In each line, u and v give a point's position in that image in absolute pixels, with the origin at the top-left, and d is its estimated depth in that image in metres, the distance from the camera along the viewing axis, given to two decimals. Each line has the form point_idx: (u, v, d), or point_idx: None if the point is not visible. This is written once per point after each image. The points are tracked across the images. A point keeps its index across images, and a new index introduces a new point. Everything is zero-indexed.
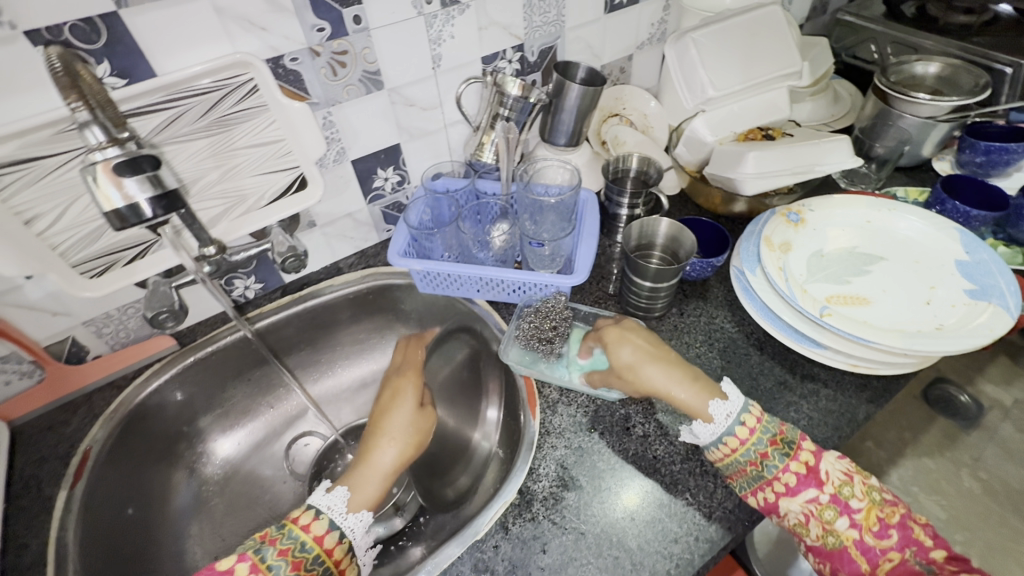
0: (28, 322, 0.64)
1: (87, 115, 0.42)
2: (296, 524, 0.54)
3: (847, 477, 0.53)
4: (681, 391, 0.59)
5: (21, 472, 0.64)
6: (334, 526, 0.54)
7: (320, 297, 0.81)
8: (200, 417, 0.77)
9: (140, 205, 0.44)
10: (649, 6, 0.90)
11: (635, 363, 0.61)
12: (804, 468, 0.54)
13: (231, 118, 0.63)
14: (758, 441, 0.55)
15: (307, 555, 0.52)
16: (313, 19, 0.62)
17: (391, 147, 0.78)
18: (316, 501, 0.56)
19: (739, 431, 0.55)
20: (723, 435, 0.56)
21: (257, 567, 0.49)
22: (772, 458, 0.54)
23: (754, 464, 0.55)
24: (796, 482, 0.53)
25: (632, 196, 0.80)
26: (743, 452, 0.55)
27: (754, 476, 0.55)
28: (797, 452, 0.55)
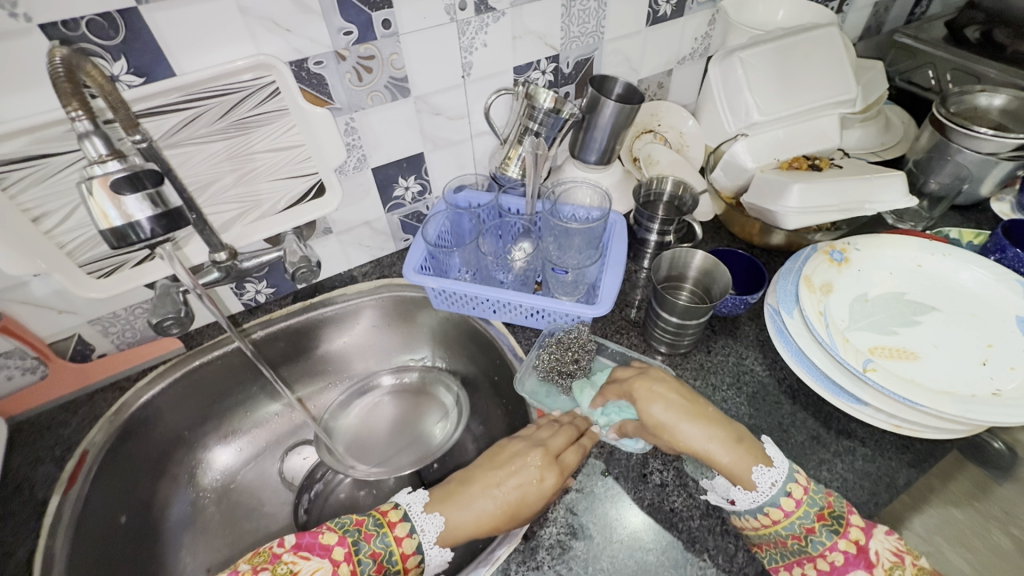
0: (34, 318, 0.63)
1: (88, 124, 0.40)
2: (384, 517, 0.54)
3: (898, 558, 0.48)
4: (720, 458, 0.54)
5: (17, 470, 0.63)
6: (413, 532, 0.54)
7: (332, 306, 0.79)
8: (202, 421, 0.75)
9: (140, 222, 0.41)
10: (694, 19, 0.85)
11: (671, 423, 0.57)
12: (854, 547, 0.49)
13: (251, 121, 0.61)
14: (804, 515, 0.51)
15: (389, 564, 0.52)
16: (341, 22, 0.59)
17: (413, 155, 0.75)
18: (401, 500, 0.56)
19: (783, 502, 0.51)
20: (764, 504, 0.51)
21: (351, 558, 0.50)
22: (819, 534, 0.50)
23: (798, 537, 0.50)
24: (843, 562, 0.49)
25: (663, 222, 0.75)
26: (786, 525, 0.51)
27: (794, 550, 0.51)
28: (846, 529, 0.50)
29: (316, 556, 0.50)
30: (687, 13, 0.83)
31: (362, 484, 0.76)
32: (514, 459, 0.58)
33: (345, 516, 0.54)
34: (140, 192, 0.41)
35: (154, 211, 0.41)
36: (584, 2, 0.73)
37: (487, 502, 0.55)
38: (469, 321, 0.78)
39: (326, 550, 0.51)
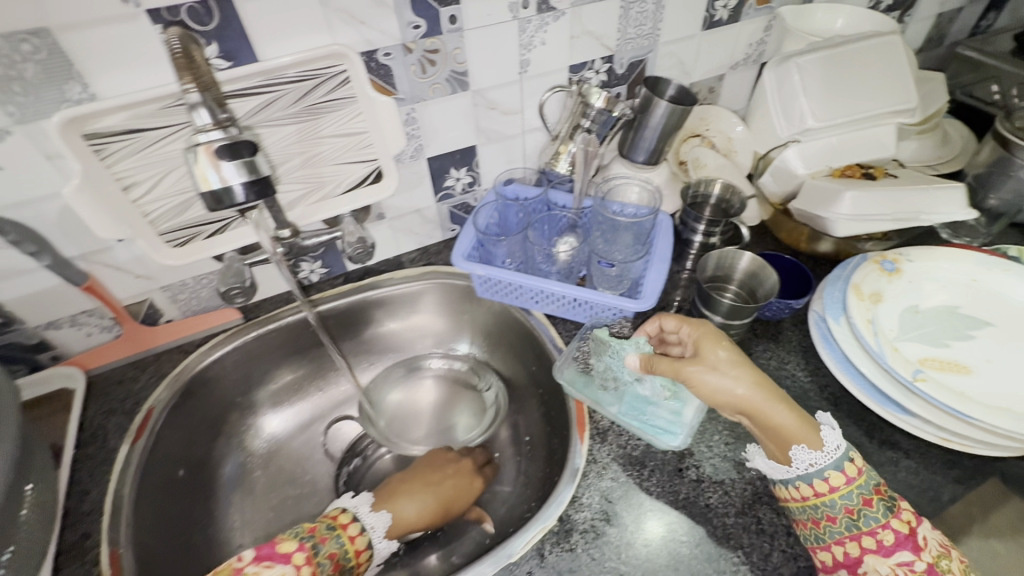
0: (115, 282, 0.68)
1: (197, 97, 0.44)
2: (335, 522, 0.58)
3: (944, 549, 0.48)
4: (782, 413, 0.53)
5: (91, 420, 0.68)
6: (365, 531, 0.59)
7: (380, 289, 0.82)
8: (254, 390, 0.79)
9: (235, 188, 0.46)
10: (750, 25, 0.85)
11: (733, 368, 0.55)
12: (904, 528, 0.48)
13: (322, 107, 0.65)
14: (862, 486, 0.50)
15: (345, 561, 0.56)
16: (411, 16, 0.62)
17: (467, 148, 0.78)
18: (349, 504, 0.61)
19: (846, 468, 0.50)
20: (825, 468, 0.50)
21: (311, 560, 0.53)
22: (875, 510, 0.49)
23: (852, 510, 0.49)
24: (893, 542, 0.47)
25: (709, 223, 0.76)
26: (844, 493, 0.49)
27: (844, 524, 0.49)
28: (899, 509, 0.49)
29: (278, 563, 0.51)
30: (743, 18, 0.84)
31: (400, 461, 0.79)
32: (442, 466, 0.70)
33: (298, 526, 0.56)
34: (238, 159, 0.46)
35: (248, 177, 0.46)
36: (641, 5, 0.74)
37: (426, 499, 0.65)
38: (511, 311, 0.80)
39: (285, 556, 0.52)
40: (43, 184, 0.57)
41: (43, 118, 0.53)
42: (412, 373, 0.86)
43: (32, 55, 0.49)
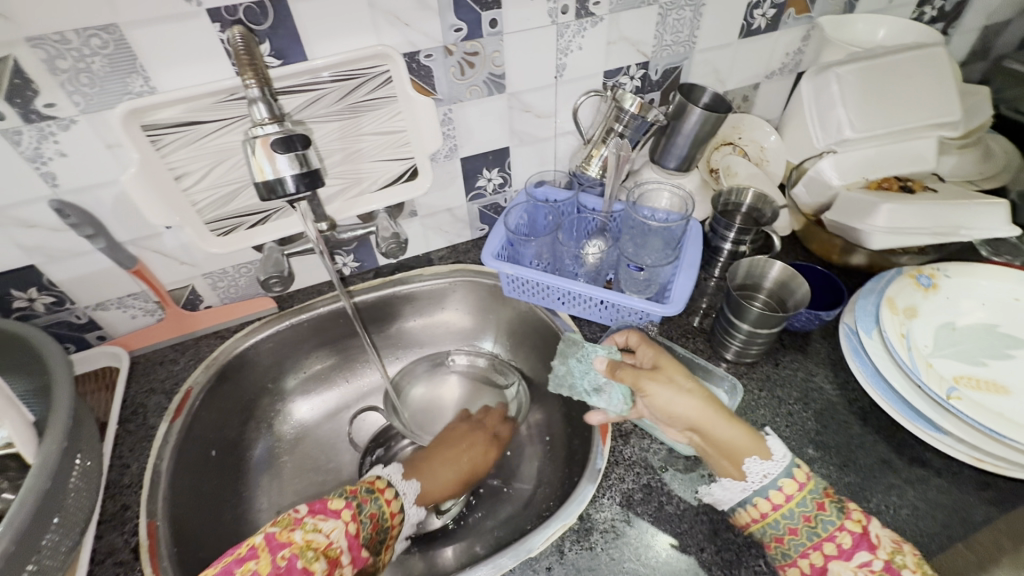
0: (161, 267, 0.72)
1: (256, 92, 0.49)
2: (375, 487, 0.60)
3: (899, 544, 0.48)
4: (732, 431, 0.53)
5: (133, 398, 0.71)
6: (399, 496, 0.61)
7: (409, 285, 0.84)
8: (284, 377, 0.82)
9: (286, 179, 0.49)
10: (788, 34, 0.85)
11: (686, 384, 0.56)
12: (858, 528, 0.49)
13: (363, 105, 0.67)
14: (812, 491, 0.51)
15: (383, 523, 0.58)
16: (453, 19, 0.64)
17: (500, 149, 0.79)
18: (384, 473, 0.63)
19: (795, 474, 0.51)
20: (778, 476, 0.51)
21: (356, 518, 0.55)
22: (829, 513, 0.50)
23: (808, 518, 0.50)
24: (850, 545, 0.48)
25: (739, 232, 0.75)
26: (798, 502, 0.51)
27: (804, 535, 0.50)
28: (850, 511, 0.50)
29: (330, 517, 0.54)
30: (781, 27, 0.83)
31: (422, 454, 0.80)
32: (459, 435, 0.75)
33: (340, 489, 0.58)
34: (291, 152, 0.48)
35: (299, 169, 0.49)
36: (679, 12, 0.75)
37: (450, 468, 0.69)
38: (536, 312, 0.81)
39: (336, 512, 0.55)
40: (102, 171, 0.60)
41: (107, 109, 0.56)
42: (435, 369, 0.87)
43: (101, 49, 0.52)
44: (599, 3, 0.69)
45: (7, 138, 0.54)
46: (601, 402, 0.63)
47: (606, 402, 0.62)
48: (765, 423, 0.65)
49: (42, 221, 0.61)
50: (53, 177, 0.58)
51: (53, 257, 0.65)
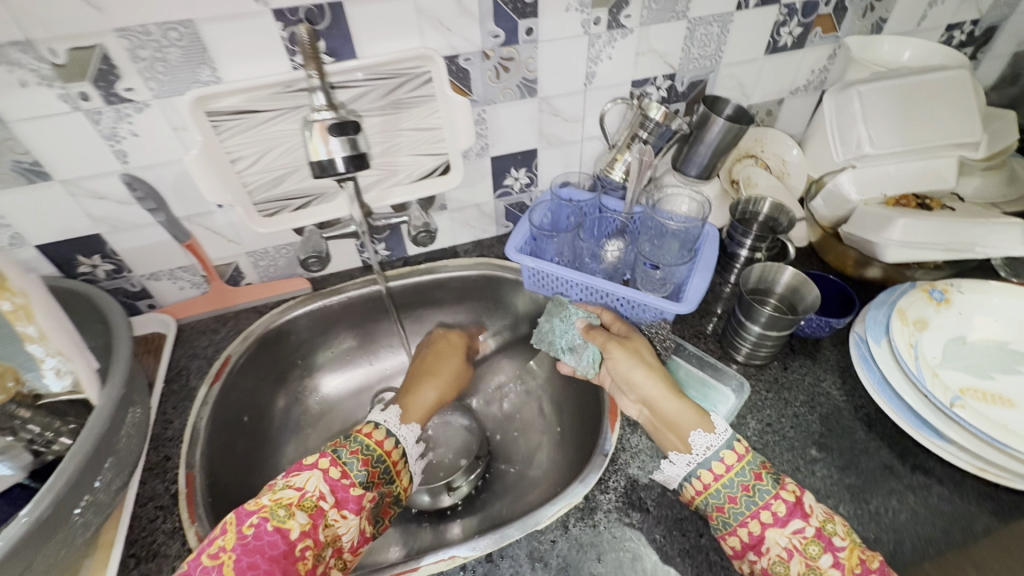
0: (210, 244, 0.78)
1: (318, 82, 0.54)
2: (369, 437, 0.61)
3: (829, 513, 0.52)
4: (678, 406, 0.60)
5: (177, 362, 0.77)
6: (391, 435, 0.62)
7: (435, 274, 0.88)
8: (313, 354, 0.87)
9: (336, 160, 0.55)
10: (814, 53, 0.87)
11: (648, 359, 0.65)
12: (792, 498, 0.52)
13: (404, 103, 0.72)
14: (750, 463, 0.54)
15: (375, 461, 0.59)
16: (492, 27, 0.69)
17: (528, 150, 0.84)
18: (379, 420, 0.63)
19: (735, 446, 0.55)
20: (719, 447, 0.55)
21: (337, 463, 0.56)
22: (765, 483, 0.53)
23: (747, 486, 0.53)
24: (785, 512, 0.51)
25: (756, 238, 0.78)
26: (738, 472, 0.54)
27: (744, 503, 0.52)
28: (785, 483, 0.53)
29: (305, 471, 0.55)
30: (807, 45, 0.86)
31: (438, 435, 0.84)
32: (440, 359, 0.80)
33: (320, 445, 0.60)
34: (344, 136, 0.55)
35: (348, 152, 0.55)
36: (707, 27, 0.78)
37: (439, 389, 0.75)
38: None
39: (312, 466, 0.56)
40: (168, 152, 0.66)
41: (177, 96, 0.62)
42: None
43: (177, 41, 0.58)
44: (630, 15, 0.73)
45: (89, 117, 0.61)
46: (572, 359, 0.73)
47: (577, 361, 0.72)
48: (771, 422, 0.67)
49: (112, 194, 0.68)
50: (124, 154, 0.65)
51: (116, 227, 0.71)
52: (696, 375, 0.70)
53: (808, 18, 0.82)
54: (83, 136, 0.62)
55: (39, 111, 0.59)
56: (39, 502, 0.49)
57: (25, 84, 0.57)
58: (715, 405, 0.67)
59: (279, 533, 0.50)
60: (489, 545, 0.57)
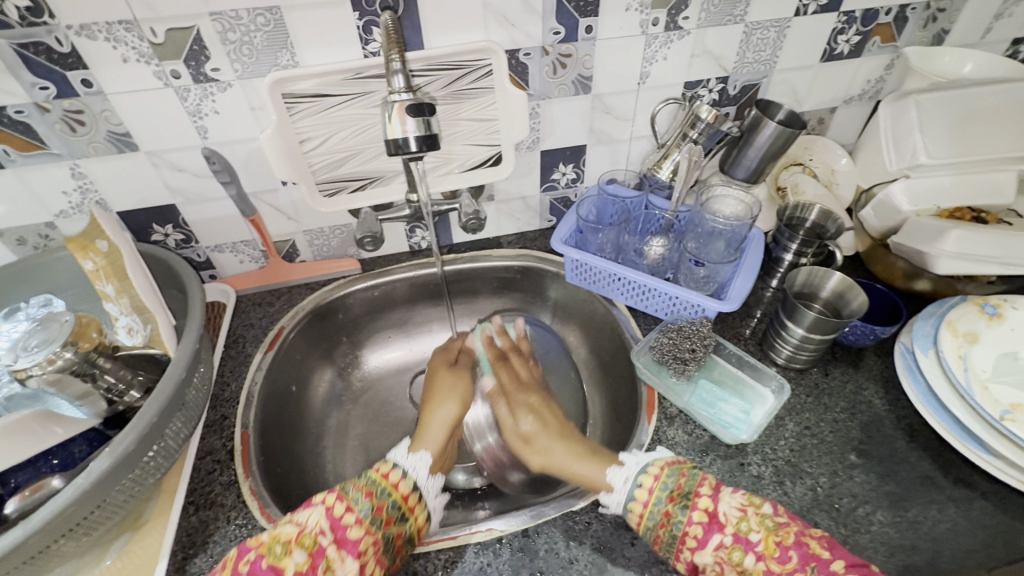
0: (271, 220, 0.82)
1: (398, 65, 0.60)
2: (376, 473, 0.57)
3: (744, 511, 0.51)
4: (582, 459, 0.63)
5: (234, 330, 0.82)
6: (397, 466, 0.59)
7: (478, 263, 0.91)
8: (358, 332, 0.91)
9: (409, 139, 0.59)
10: (871, 62, 0.87)
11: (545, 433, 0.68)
12: (705, 515, 0.52)
13: (464, 94, 0.75)
14: (658, 499, 0.55)
15: (385, 499, 0.55)
16: (553, 23, 0.71)
17: (578, 146, 0.86)
18: (390, 456, 0.60)
19: (637, 496, 0.56)
20: (626, 502, 0.56)
21: (341, 497, 0.53)
22: (676, 514, 0.53)
23: (662, 524, 0.53)
24: (702, 532, 0.51)
25: (802, 243, 0.78)
26: (650, 514, 0.55)
27: (668, 537, 0.53)
28: (695, 501, 0.53)
29: (307, 510, 0.53)
30: (865, 54, 0.85)
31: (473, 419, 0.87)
32: (432, 385, 0.76)
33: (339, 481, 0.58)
34: (419, 117, 0.59)
35: (422, 132, 0.59)
36: (764, 32, 0.79)
37: (448, 408, 0.72)
38: (594, 300, 0.86)
39: (316, 503, 0.54)
40: (244, 130, 0.71)
41: (257, 77, 0.67)
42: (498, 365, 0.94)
43: (263, 26, 0.63)
44: (688, 18, 0.75)
45: (178, 94, 0.66)
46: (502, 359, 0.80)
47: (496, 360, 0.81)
48: (810, 426, 0.67)
49: (191, 168, 0.73)
50: (205, 130, 0.70)
51: (190, 199, 0.76)
52: (732, 375, 0.71)
53: (868, 26, 0.82)
54: (170, 111, 0.67)
55: (135, 86, 0.64)
56: (127, 436, 0.53)
57: (126, 60, 0.62)
58: (752, 405, 0.68)
59: (273, 571, 0.47)
60: (526, 520, 0.60)
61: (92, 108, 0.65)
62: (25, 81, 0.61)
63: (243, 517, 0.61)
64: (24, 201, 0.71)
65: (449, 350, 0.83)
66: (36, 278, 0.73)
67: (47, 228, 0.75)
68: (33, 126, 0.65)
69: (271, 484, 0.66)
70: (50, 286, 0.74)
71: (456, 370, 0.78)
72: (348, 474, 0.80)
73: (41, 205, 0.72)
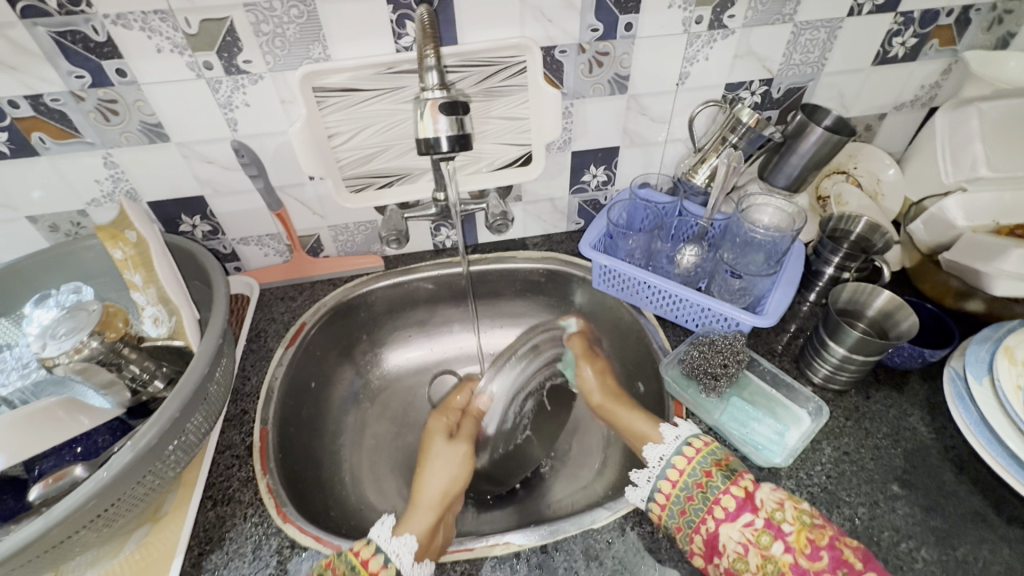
0: (297, 214, 0.82)
1: (433, 62, 0.58)
2: (357, 557, 0.53)
3: (781, 503, 0.52)
4: (636, 417, 0.68)
5: (257, 324, 0.82)
6: (380, 552, 0.54)
7: (503, 264, 0.89)
8: (379, 330, 0.90)
9: (441, 139, 0.57)
10: (927, 66, 0.82)
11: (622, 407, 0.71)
12: (742, 493, 0.53)
13: (496, 92, 0.73)
14: (702, 461, 0.57)
15: None
16: (592, 20, 0.68)
17: (610, 148, 0.83)
18: (372, 535, 0.56)
19: (684, 450, 0.58)
20: (670, 457, 0.58)
21: None
22: (715, 480, 0.55)
23: (699, 484, 0.55)
24: (735, 507, 0.52)
25: (845, 257, 0.74)
26: (690, 473, 0.56)
27: (699, 500, 0.54)
28: (738, 478, 0.55)
29: None
30: (921, 58, 0.80)
31: None
32: (426, 450, 0.70)
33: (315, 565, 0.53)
34: (452, 116, 0.57)
35: (455, 132, 0.57)
36: (813, 32, 0.75)
37: (440, 478, 0.66)
38: (621, 308, 0.83)
39: None
40: (273, 123, 0.70)
41: (289, 70, 0.66)
42: None
43: (296, 18, 0.61)
44: (734, 16, 0.71)
45: (209, 85, 0.65)
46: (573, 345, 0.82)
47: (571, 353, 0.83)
48: (849, 451, 0.63)
49: (220, 160, 0.73)
50: (235, 122, 0.69)
51: (218, 191, 0.76)
52: (766, 394, 0.68)
53: (926, 28, 0.77)
54: (201, 103, 0.67)
55: (168, 76, 0.64)
56: (148, 431, 0.53)
57: (160, 50, 0.62)
58: (787, 427, 0.64)
59: None
60: (544, 536, 0.58)
61: (126, 98, 0.65)
62: (61, 69, 0.61)
63: (260, 515, 0.60)
64: (58, 189, 0.72)
65: (447, 408, 0.76)
66: (66, 265, 0.73)
67: (79, 217, 0.76)
68: (68, 115, 0.65)
69: (288, 483, 0.66)
70: (79, 274, 0.74)
71: (455, 438, 0.71)
72: (364, 473, 0.79)
73: (73, 193, 0.73)
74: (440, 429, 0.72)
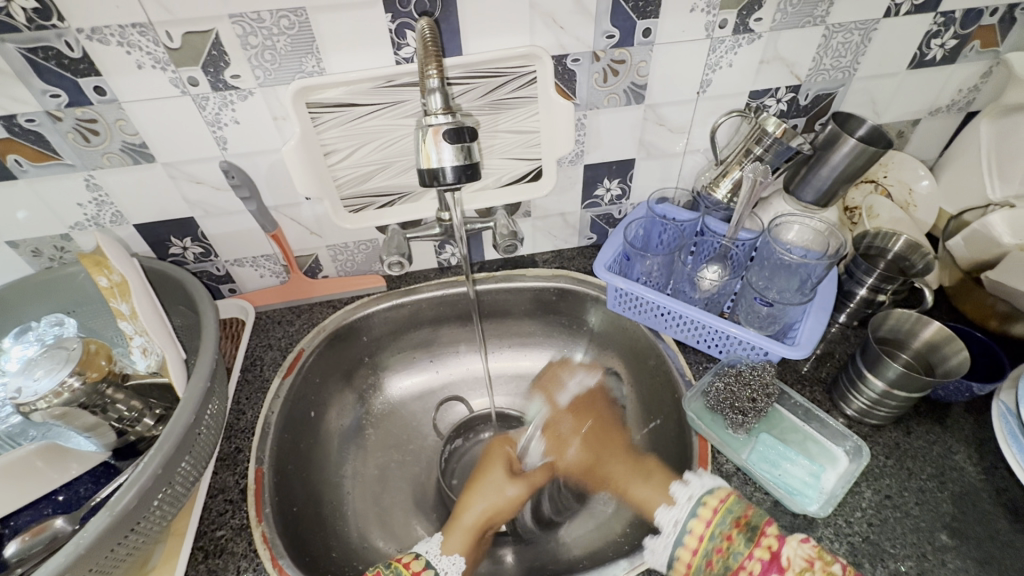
0: (293, 234, 0.77)
1: (437, 82, 0.53)
2: (407, 568, 0.55)
3: (810, 562, 0.48)
4: (652, 488, 0.62)
5: (252, 350, 0.77)
6: (431, 567, 0.56)
7: (510, 283, 0.84)
8: (381, 353, 0.85)
9: (446, 168, 0.54)
10: (966, 69, 0.76)
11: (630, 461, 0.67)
12: (767, 554, 0.49)
13: (504, 103, 0.68)
14: (720, 523, 0.53)
15: None
16: (608, 26, 0.63)
17: (625, 160, 0.78)
18: (421, 550, 0.58)
19: (700, 513, 0.54)
20: (685, 521, 0.54)
21: None
22: (736, 543, 0.51)
23: (719, 550, 0.52)
24: (761, 571, 0.49)
25: (881, 279, 0.69)
26: (709, 537, 0.53)
27: (720, 566, 0.51)
28: (760, 537, 0.51)
29: None
30: (960, 60, 0.74)
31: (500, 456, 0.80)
32: (481, 472, 0.68)
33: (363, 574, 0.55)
34: (458, 144, 0.54)
35: (461, 161, 0.54)
36: (846, 35, 0.69)
37: (483, 504, 0.64)
38: (638, 330, 0.78)
39: None
40: (266, 141, 0.65)
41: (280, 85, 0.61)
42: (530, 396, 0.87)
43: (287, 30, 0.57)
44: (761, 19, 0.65)
45: (196, 102, 0.61)
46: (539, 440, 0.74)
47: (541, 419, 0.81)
48: (890, 495, 0.58)
49: (210, 180, 0.68)
50: (225, 141, 0.64)
51: (209, 212, 0.72)
52: (797, 431, 0.63)
53: (967, 28, 0.71)
54: (188, 121, 0.62)
55: (151, 94, 0.59)
56: (127, 491, 0.49)
57: (140, 65, 0.57)
58: (823, 468, 0.59)
59: None
60: None
61: (106, 117, 0.60)
62: (35, 88, 0.56)
63: (254, 569, 0.56)
64: (39, 213, 0.67)
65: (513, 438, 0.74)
66: (49, 295, 0.69)
67: (63, 241, 0.71)
68: (45, 136, 0.60)
69: (287, 528, 0.62)
70: (63, 302, 0.70)
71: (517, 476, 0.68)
72: (367, 508, 0.74)
73: (56, 217, 0.68)
74: (504, 460, 0.69)
